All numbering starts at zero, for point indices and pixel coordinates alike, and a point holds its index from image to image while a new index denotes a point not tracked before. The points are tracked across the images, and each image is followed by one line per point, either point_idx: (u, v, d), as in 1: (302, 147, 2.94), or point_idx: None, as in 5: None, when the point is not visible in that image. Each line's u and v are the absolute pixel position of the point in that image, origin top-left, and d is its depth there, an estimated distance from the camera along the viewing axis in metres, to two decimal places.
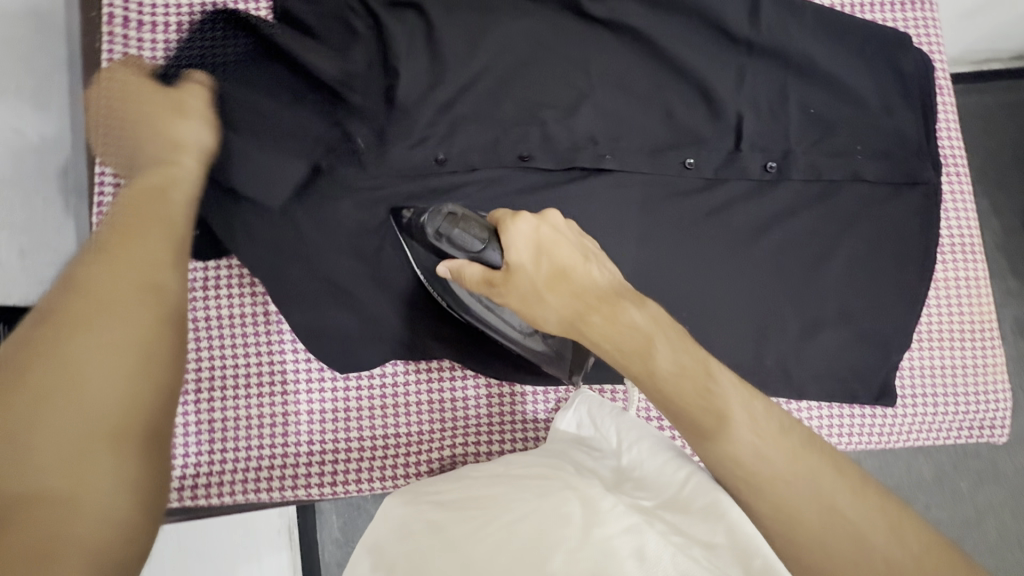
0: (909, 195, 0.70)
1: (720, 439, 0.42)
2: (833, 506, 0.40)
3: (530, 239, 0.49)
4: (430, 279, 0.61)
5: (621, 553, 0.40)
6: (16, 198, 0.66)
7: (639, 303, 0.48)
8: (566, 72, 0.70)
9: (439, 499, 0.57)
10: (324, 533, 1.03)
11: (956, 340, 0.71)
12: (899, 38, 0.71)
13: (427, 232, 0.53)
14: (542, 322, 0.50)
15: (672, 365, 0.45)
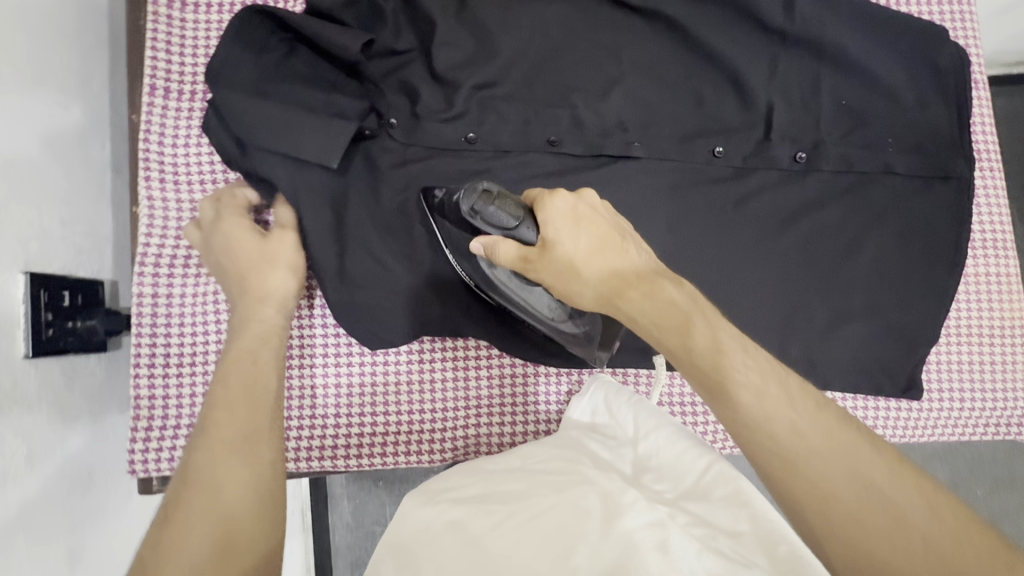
0: (941, 189, 0.70)
1: (754, 413, 0.43)
2: (866, 481, 0.41)
3: (566, 216, 0.50)
4: (461, 257, 0.63)
5: (644, 545, 0.41)
6: (60, 169, 0.69)
7: (677, 282, 0.50)
8: (598, 58, 0.70)
9: (457, 497, 0.54)
10: (336, 517, 1.05)
11: (985, 336, 0.70)
12: (935, 29, 0.70)
13: (462, 209, 0.53)
14: (578, 297, 0.51)
15: (709, 342, 0.46)
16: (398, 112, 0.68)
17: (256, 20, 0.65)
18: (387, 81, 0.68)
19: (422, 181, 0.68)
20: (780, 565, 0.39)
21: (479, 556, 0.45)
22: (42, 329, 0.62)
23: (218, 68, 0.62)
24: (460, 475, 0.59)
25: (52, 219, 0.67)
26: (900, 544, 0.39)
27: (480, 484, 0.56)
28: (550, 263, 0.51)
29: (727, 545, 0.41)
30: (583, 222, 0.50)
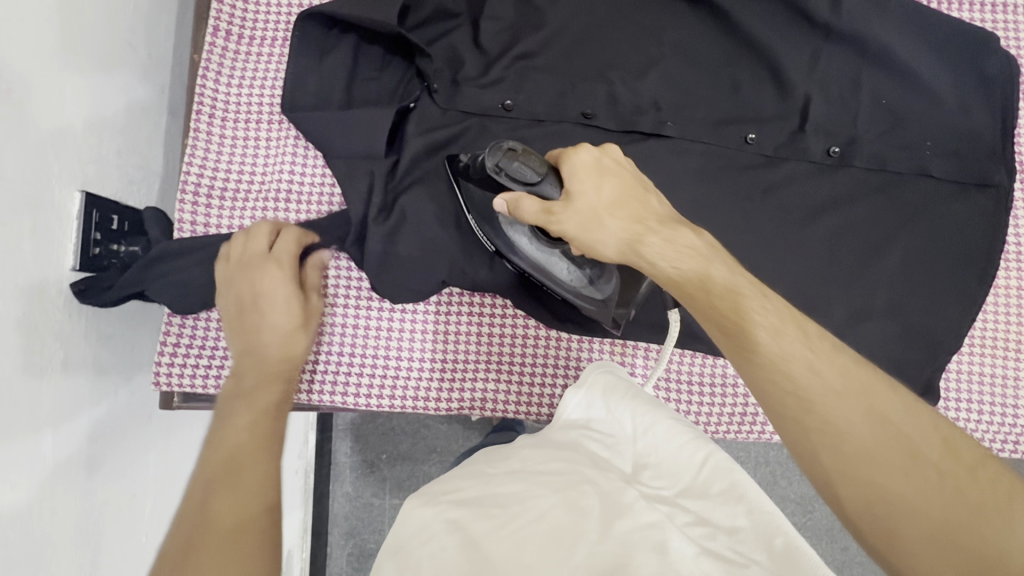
0: (977, 197, 0.69)
1: (773, 352, 0.44)
2: (885, 418, 0.42)
3: (592, 167, 0.53)
4: (478, 213, 0.63)
5: (644, 547, 0.43)
6: (123, 101, 0.74)
7: (697, 232, 0.52)
8: (640, 38, 0.71)
9: (456, 498, 0.49)
10: (337, 485, 1.07)
11: (1010, 350, 0.68)
12: (986, 37, 0.70)
13: (486, 166, 0.53)
14: (600, 245, 0.52)
15: (728, 281, 0.48)
16: (441, 78, 0.70)
17: (311, 25, 0.69)
18: (435, 48, 0.71)
19: (457, 141, 0.70)
20: (777, 560, 0.42)
21: (488, 556, 0.42)
22: (89, 247, 0.65)
23: (291, 77, 0.69)
24: (461, 475, 0.54)
25: (110, 148, 0.71)
26: (919, 476, 0.41)
27: (482, 483, 0.51)
28: (576, 212, 0.52)
29: (726, 544, 0.44)
30: (607, 173, 0.53)
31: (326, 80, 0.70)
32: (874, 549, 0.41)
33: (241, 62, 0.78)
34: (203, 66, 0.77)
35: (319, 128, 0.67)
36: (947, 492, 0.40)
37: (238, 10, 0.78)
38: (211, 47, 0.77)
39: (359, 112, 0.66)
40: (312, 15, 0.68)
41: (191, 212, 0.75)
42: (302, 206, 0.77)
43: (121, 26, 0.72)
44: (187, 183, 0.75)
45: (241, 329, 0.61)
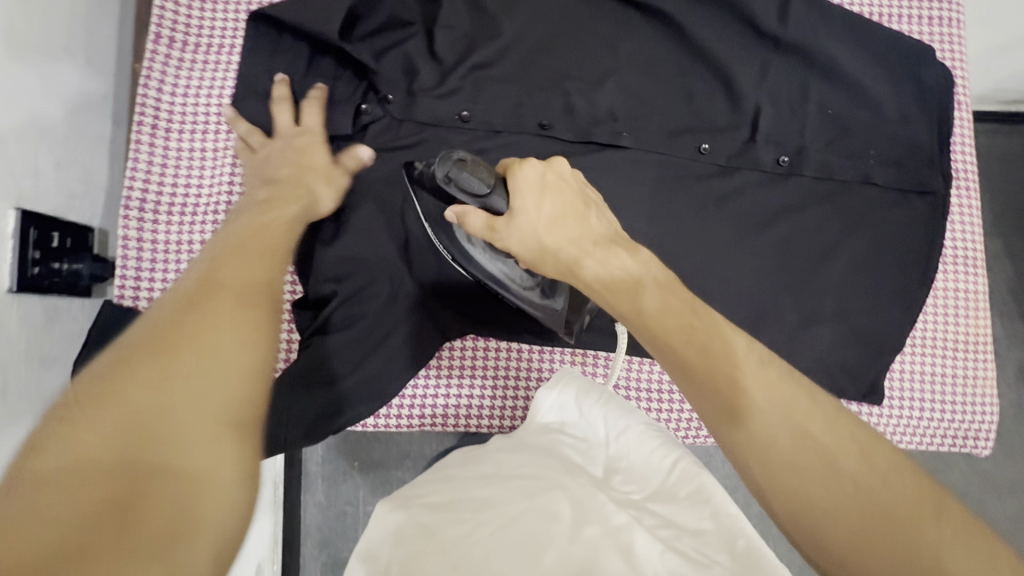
0: (916, 203, 0.72)
1: (698, 368, 0.46)
2: (802, 428, 0.43)
3: (535, 185, 0.55)
4: (432, 222, 0.63)
5: (607, 550, 0.43)
6: (60, 111, 0.70)
7: (630, 250, 0.54)
8: (595, 48, 0.72)
9: (431, 501, 0.51)
10: (309, 495, 1.05)
11: (948, 349, 0.72)
12: (923, 49, 0.72)
13: (436, 176, 0.55)
14: (541, 262, 0.54)
15: (658, 304, 0.50)
16: (397, 89, 0.69)
17: (267, 26, 0.70)
18: (388, 58, 0.70)
19: (413, 153, 0.70)
20: (737, 561, 0.43)
21: (460, 558, 0.43)
22: (28, 266, 0.62)
23: (243, 76, 0.70)
24: (433, 482, 0.56)
25: (48, 162, 0.68)
26: (835, 488, 0.41)
27: (451, 490, 0.53)
28: (518, 228, 0.54)
29: (691, 545, 0.45)
30: (548, 189, 0.54)
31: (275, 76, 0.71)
32: (802, 548, 0.42)
33: (188, 69, 0.75)
34: (145, 74, 0.74)
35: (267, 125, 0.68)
36: (860, 503, 0.40)
37: (181, 14, 0.75)
38: (152, 53, 0.74)
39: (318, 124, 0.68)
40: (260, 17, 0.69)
41: (135, 228, 0.72)
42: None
43: (55, 32, 0.69)
44: (131, 197, 0.72)
45: (205, 270, 0.48)
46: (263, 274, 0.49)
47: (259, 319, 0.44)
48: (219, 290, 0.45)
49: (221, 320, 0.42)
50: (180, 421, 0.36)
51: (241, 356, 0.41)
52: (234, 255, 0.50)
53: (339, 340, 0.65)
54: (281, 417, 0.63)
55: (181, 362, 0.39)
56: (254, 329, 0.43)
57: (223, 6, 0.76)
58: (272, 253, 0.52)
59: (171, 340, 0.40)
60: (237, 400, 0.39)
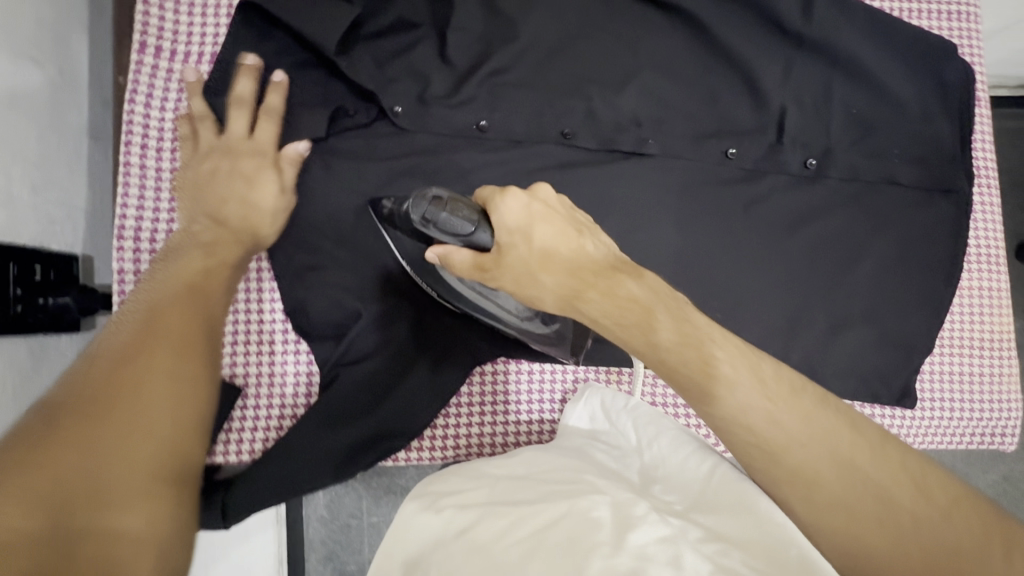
0: (940, 203, 0.71)
1: (728, 406, 0.43)
2: (854, 463, 0.42)
3: (520, 213, 0.48)
4: (417, 268, 0.60)
5: (656, 561, 0.38)
6: (32, 130, 0.64)
7: (637, 277, 0.48)
8: (616, 50, 0.68)
9: (461, 502, 0.50)
10: (310, 508, 0.99)
11: (975, 348, 0.72)
12: (945, 46, 0.71)
13: (413, 218, 0.51)
14: (538, 301, 0.50)
15: (673, 336, 0.46)
16: (404, 96, 0.64)
17: (255, 15, 0.63)
18: (396, 64, 0.65)
19: (427, 167, 0.65)
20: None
21: (500, 558, 0.41)
22: (12, 304, 0.57)
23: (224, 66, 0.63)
24: (460, 477, 0.55)
25: (24, 188, 0.62)
26: (894, 525, 0.40)
27: (487, 490, 0.52)
28: (507, 270, 0.49)
29: (741, 560, 0.38)
30: (537, 220, 0.48)
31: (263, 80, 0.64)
32: None
33: (174, 79, 0.69)
34: (132, 88, 0.68)
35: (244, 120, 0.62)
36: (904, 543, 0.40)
37: (167, 20, 0.68)
38: (139, 65, 0.68)
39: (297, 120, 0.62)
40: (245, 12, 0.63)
41: (131, 261, 0.66)
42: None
43: (22, 42, 0.62)
44: (124, 223, 0.67)
45: (141, 309, 0.49)
46: (201, 319, 0.51)
47: (196, 370, 0.47)
48: (156, 331, 0.46)
49: (162, 369, 0.44)
50: (119, 466, 0.38)
51: (176, 409, 0.43)
52: (165, 299, 0.50)
53: (365, 372, 0.63)
54: (307, 458, 0.60)
55: (114, 413, 0.40)
56: (194, 380, 0.46)
57: (212, 7, 0.69)
58: (212, 297, 0.53)
59: (100, 393, 0.41)
60: (173, 449, 0.42)
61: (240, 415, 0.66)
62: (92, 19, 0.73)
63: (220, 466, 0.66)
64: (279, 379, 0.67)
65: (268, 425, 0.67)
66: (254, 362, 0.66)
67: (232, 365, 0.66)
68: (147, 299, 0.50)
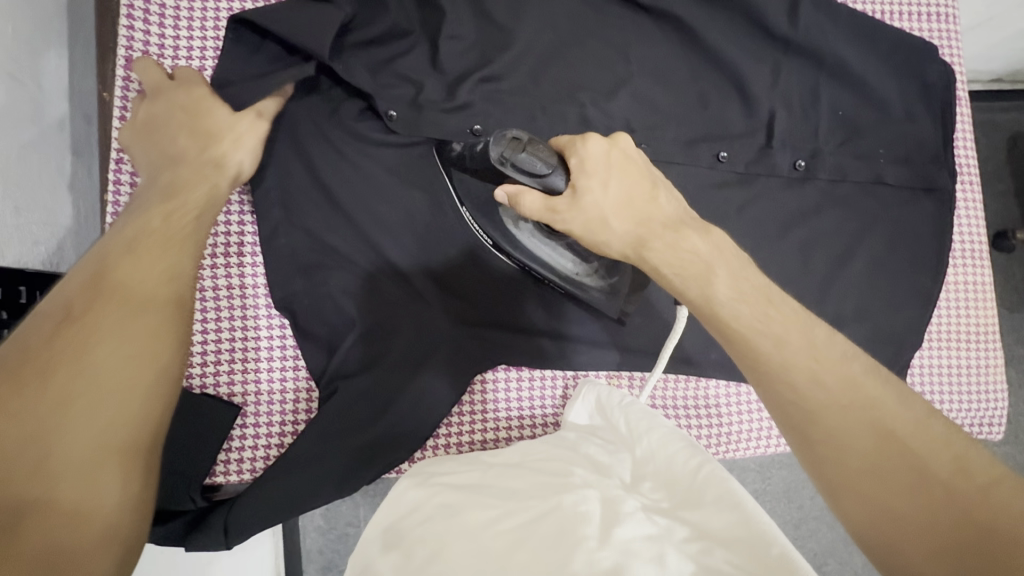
0: (925, 201, 0.73)
1: (775, 363, 0.43)
2: (867, 402, 0.42)
3: (601, 161, 0.51)
4: (481, 217, 0.63)
5: (641, 556, 0.39)
6: (11, 148, 0.62)
7: (701, 232, 0.50)
8: (606, 56, 0.69)
9: (452, 482, 0.53)
10: (307, 519, 0.97)
11: (962, 342, 0.74)
12: (926, 46, 0.73)
13: (490, 156, 0.52)
14: (605, 246, 0.51)
15: (729, 291, 0.46)
16: (398, 101, 0.64)
17: (245, 28, 0.60)
18: (387, 71, 0.64)
19: (422, 177, 0.65)
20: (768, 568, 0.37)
21: (484, 546, 0.42)
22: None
23: (212, 75, 0.60)
24: (456, 462, 0.58)
25: (6, 208, 0.60)
26: (904, 492, 0.39)
27: (478, 474, 0.54)
28: (581, 212, 0.50)
29: (725, 558, 0.38)
30: (615, 168, 0.51)
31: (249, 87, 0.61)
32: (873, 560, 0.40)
33: None
34: (120, 105, 0.66)
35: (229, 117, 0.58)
36: (917, 492, 0.38)
37: (153, 35, 0.66)
38: (125, 82, 0.66)
39: None
40: (236, 22, 0.59)
41: None
42: (246, 261, 0.66)
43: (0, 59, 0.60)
44: None
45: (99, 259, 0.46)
46: (164, 272, 0.47)
47: (154, 329, 0.44)
48: (114, 290, 0.44)
49: (121, 335, 0.42)
50: (64, 436, 0.38)
51: (124, 377, 0.41)
52: (127, 247, 0.46)
53: (366, 385, 0.62)
54: (305, 476, 0.60)
55: (59, 379, 0.39)
56: (158, 342, 0.44)
57: (197, 19, 0.67)
58: (184, 246, 0.49)
59: (46, 354, 0.40)
60: (130, 419, 0.40)
61: (240, 434, 0.65)
62: (71, 31, 0.72)
63: (220, 487, 0.65)
64: (279, 396, 0.66)
65: (267, 443, 0.66)
66: (253, 380, 0.66)
67: (230, 384, 0.65)
68: (108, 247, 0.47)
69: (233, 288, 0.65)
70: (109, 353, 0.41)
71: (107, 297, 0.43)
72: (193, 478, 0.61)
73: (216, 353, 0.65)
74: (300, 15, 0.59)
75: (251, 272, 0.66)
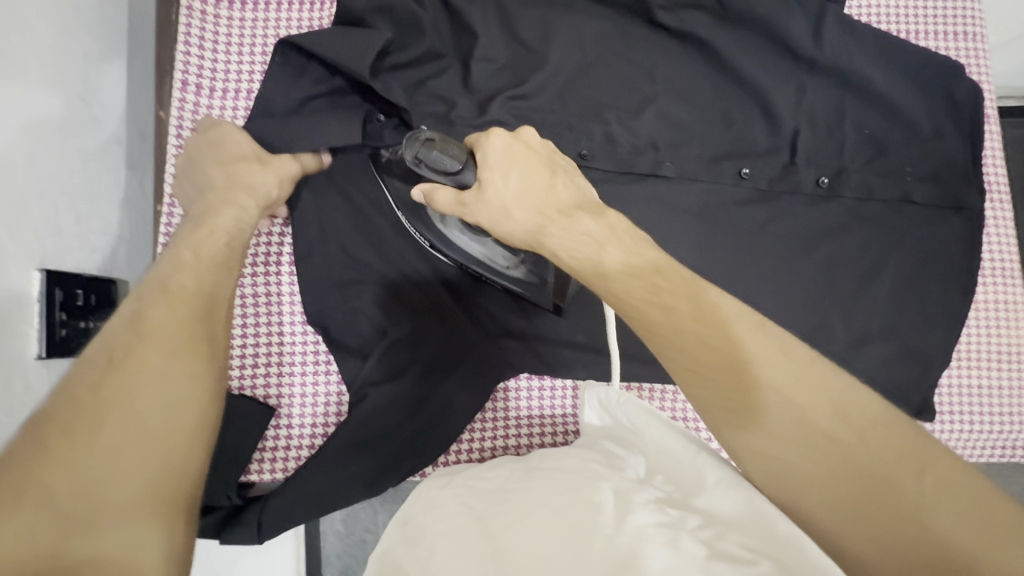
0: (954, 220, 0.73)
1: (712, 361, 0.45)
2: (791, 401, 0.42)
3: (504, 154, 0.52)
4: (406, 211, 0.62)
5: (651, 541, 0.40)
6: (76, 162, 0.67)
7: (598, 215, 0.52)
8: (631, 76, 0.71)
9: (474, 484, 0.56)
10: (327, 524, 0.97)
11: (993, 361, 0.73)
12: (953, 65, 0.73)
13: (405, 158, 0.54)
14: (510, 236, 0.53)
15: (622, 267, 0.48)
16: (431, 118, 0.67)
17: (291, 50, 0.64)
18: (421, 91, 0.68)
19: None
20: (775, 546, 0.38)
21: (507, 546, 0.44)
22: (57, 330, 0.60)
23: (260, 98, 0.65)
24: (481, 468, 0.60)
25: (69, 217, 0.65)
26: (847, 478, 0.40)
27: (504, 477, 0.57)
28: (485, 205, 0.52)
29: (736, 541, 0.39)
30: (517, 159, 0.52)
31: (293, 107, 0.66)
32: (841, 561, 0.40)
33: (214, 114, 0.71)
34: (176, 125, 0.70)
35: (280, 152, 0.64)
36: (862, 505, 0.39)
37: (206, 58, 0.71)
38: (180, 103, 0.70)
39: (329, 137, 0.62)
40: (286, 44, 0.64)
41: None
42: (283, 268, 0.69)
43: (69, 82, 0.66)
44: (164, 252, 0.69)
45: (135, 299, 0.45)
46: (199, 312, 0.47)
47: (194, 369, 0.44)
48: (151, 331, 0.43)
49: (162, 378, 0.42)
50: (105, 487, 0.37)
51: (171, 421, 0.41)
52: (165, 289, 0.47)
53: (394, 391, 0.64)
54: (335, 476, 0.62)
55: (113, 427, 0.39)
56: (197, 385, 0.44)
57: (247, 44, 0.72)
58: (219, 287, 0.50)
59: (97, 401, 0.39)
60: (174, 465, 0.40)
61: (274, 434, 0.68)
62: (131, 55, 0.77)
63: (254, 484, 0.67)
64: (312, 399, 0.69)
65: (300, 444, 0.69)
66: (287, 383, 0.69)
67: (266, 386, 0.68)
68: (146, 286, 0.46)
69: (271, 294, 0.69)
70: (149, 397, 0.41)
71: (145, 338, 0.43)
72: (231, 475, 0.64)
73: (254, 357, 0.68)
74: (342, 38, 0.63)
75: (288, 279, 0.69)
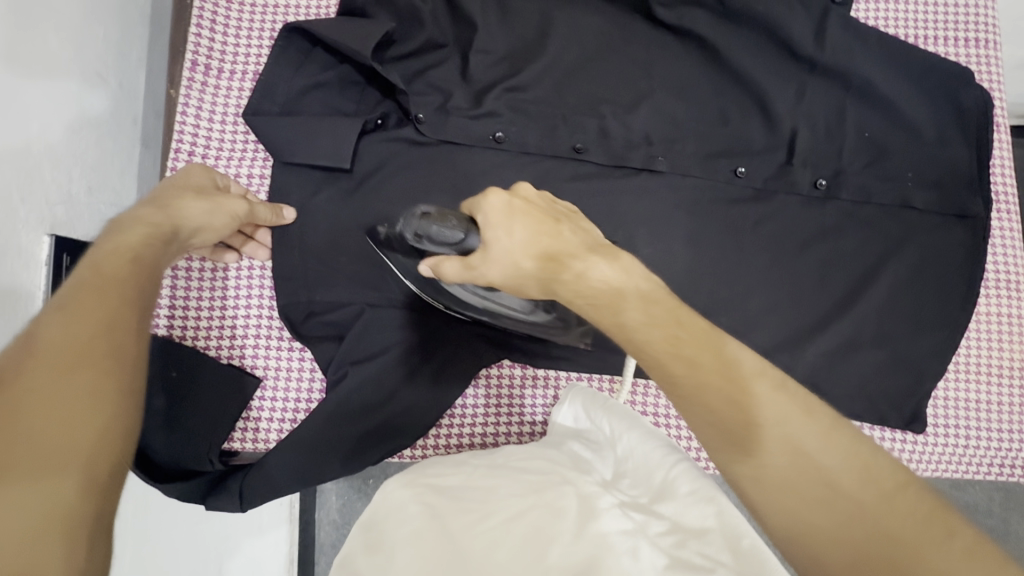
0: (955, 227, 0.71)
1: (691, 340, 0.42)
2: (797, 445, 0.38)
3: (503, 212, 0.49)
4: (421, 285, 0.60)
5: (616, 548, 0.38)
6: (91, 137, 0.71)
7: (610, 258, 0.47)
8: (629, 71, 0.71)
9: (439, 484, 0.49)
10: (323, 513, 0.96)
11: (988, 374, 0.73)
12: (962, 72, 0.71)
13: (408, 237, 0.55)
14: (525, 290, 0.51)
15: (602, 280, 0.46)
16: (427, 108, 0.68)
17: (298, 36, 0.67)
18: (419, 80, 0.69)
19: (445, 178, 0.69)
20: (742, 559, 0.35)
21: (463, 553, 0.39)
22: None
23: (263, 80, 0.67)
24: (442, 465, 0.54)
25: (81, 187, 0.69)
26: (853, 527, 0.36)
27: (465, 475, 0.51)
28: (493, 262, 0.49)
29: (695, 550, 0.37)
30: (517, 213, 0.49)
31: (293, 90, 0.68)
32: None
33: (222, 95, 0.74)
34: (182, 103, 0.73)
35: (278, 134, 0.66)
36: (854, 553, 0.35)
37: (217, 42, 0.74)
38: (190, 82, 0.73)
39: (323, 122, 0.65)
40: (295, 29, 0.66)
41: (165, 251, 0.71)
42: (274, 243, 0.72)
43: (88, 58, 0.69)
44: None
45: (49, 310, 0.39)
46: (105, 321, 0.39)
47: (106, 375, 0.37)
48: (49, 344, 0.36)
49: (60, 391, 0.35)
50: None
51: (75, 425, 0.34)
52: (62, 307, 0.39)
53: (372, 370, 0.65)
54: (315, 454, 0.63)
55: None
56: (116, 384, 0.37)
57: (256, 29, 0.75)
58: (129, 294, 0.42)
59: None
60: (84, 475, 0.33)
61: (258, 406, 0.71)
62: (149, 35, 0.80)
63: (237, 453, 0.70)
64: (297, 378, 0.72)
65: (284, 416, 0.71)
66: (273, 356, 0.71)
67: (253, 358, 0.71)
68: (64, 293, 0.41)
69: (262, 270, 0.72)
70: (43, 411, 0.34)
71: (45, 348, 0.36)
72: (214, 441, 0.66)
73: (242, 328, 0.71)
74: (344, 24, 0.65)
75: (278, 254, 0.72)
